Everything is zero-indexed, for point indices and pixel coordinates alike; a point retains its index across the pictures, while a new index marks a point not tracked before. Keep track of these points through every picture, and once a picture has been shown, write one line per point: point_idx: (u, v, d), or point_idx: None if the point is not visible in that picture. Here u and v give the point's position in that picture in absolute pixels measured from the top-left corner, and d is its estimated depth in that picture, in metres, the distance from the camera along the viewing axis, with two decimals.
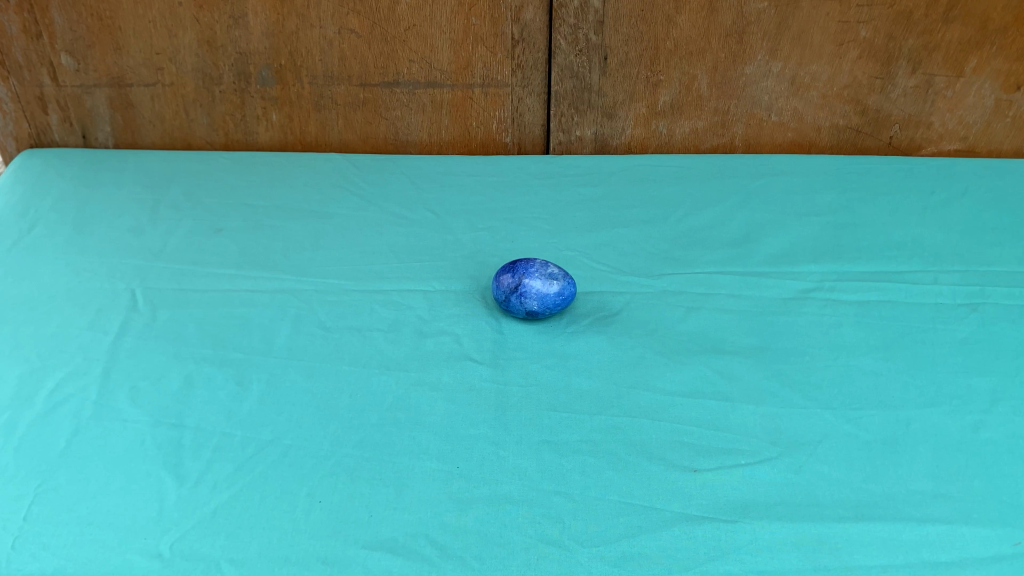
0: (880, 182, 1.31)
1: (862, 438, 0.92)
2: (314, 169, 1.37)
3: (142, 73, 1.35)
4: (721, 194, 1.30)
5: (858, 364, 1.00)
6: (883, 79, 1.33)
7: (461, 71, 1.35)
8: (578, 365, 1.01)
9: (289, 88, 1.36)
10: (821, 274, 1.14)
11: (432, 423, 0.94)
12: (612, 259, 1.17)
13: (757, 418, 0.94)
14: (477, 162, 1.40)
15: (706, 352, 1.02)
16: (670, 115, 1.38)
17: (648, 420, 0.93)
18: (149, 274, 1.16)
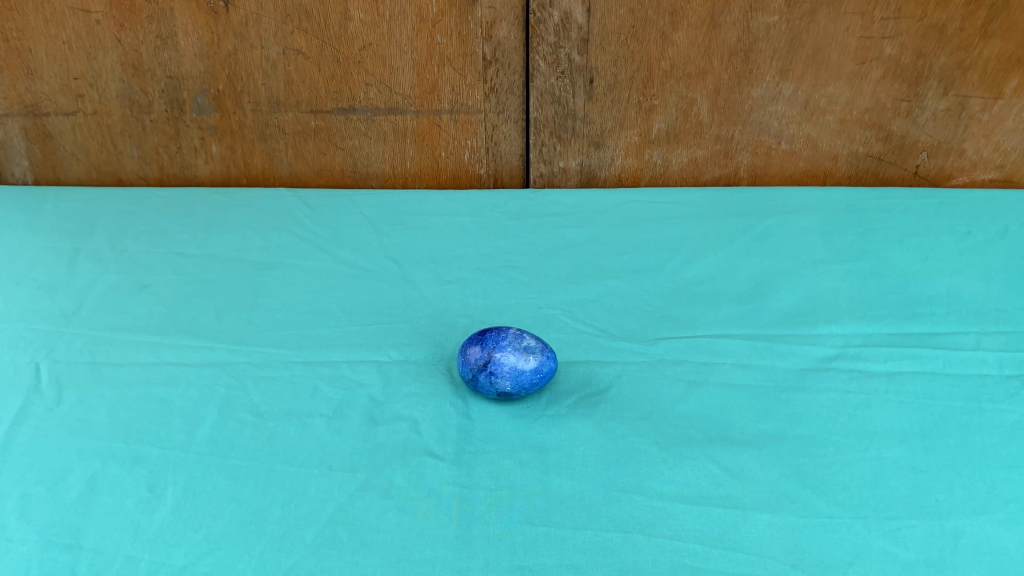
0: (906, 221, 1.15)
1: (902, 557, 0.74)
2: (258, 211, 1.23)
3: (59, 100, 1.25)
4: (726, 237, 1.14)
5: (893, 457, 0.84)
6: (910, 101, 1.17)
7: (425, 95, 1.21)
8: (559, 461, 0.84)
9: (229, 116, 1.25)
10: (844, 338, 0.97)
11: (380, 542, 0.77)
12: (600, 319, 1.01)
13: (774, 530, 0.77)
14: (447, 199, 1.24)
15: (711, 442, 0.85)
16: (666, 144, 1.23)
17: (642, 537, 0.76)
18: (59, 342, 0.98)
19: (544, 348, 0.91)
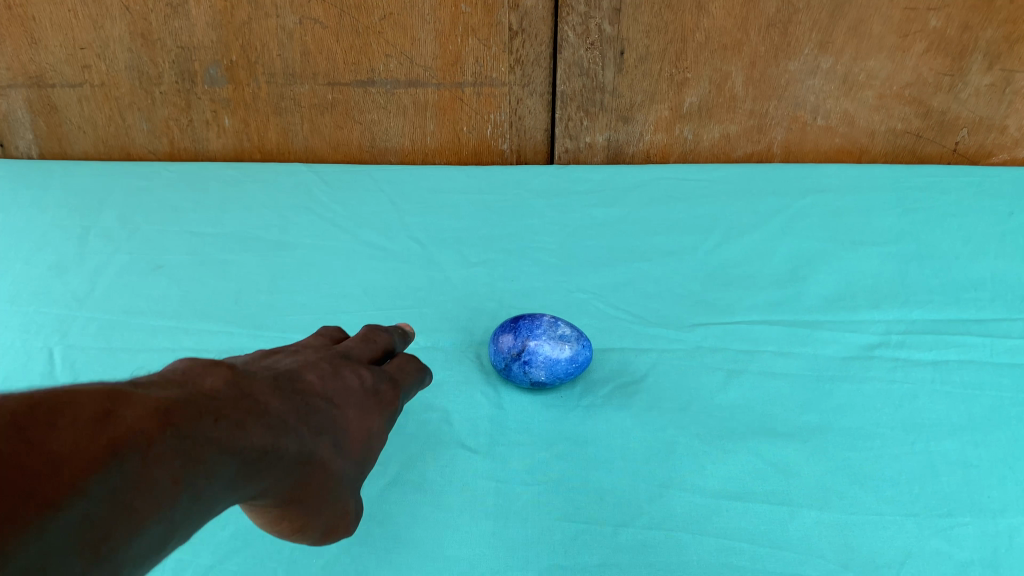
0: (945, 201, 1.11)
1: (956, 557, 0.71)
2: (274, 187, 1.19)
3: (65, 71, 1.22)
4: (761, 217, 1.10)
5: (942, 451, 0.81)
6: (953, 76, 1.14)
7: (448, 67, 1.18)
8: (598, 454, 0.81)
9: (242, 88, 1.21)
10: (887, 325, 0.94)
11: (414, 539, 0.74)
12: (634, 304, 0.98)
13: (823, 528, 0.74)
14: (468, 175, 1.20)
15: (754, 435, 0.82)
16: (698, 118, 1.20)
17: (686, 534, 0.74)
18: (71, 327, 0.94)
19: (578, 335, 0.88)
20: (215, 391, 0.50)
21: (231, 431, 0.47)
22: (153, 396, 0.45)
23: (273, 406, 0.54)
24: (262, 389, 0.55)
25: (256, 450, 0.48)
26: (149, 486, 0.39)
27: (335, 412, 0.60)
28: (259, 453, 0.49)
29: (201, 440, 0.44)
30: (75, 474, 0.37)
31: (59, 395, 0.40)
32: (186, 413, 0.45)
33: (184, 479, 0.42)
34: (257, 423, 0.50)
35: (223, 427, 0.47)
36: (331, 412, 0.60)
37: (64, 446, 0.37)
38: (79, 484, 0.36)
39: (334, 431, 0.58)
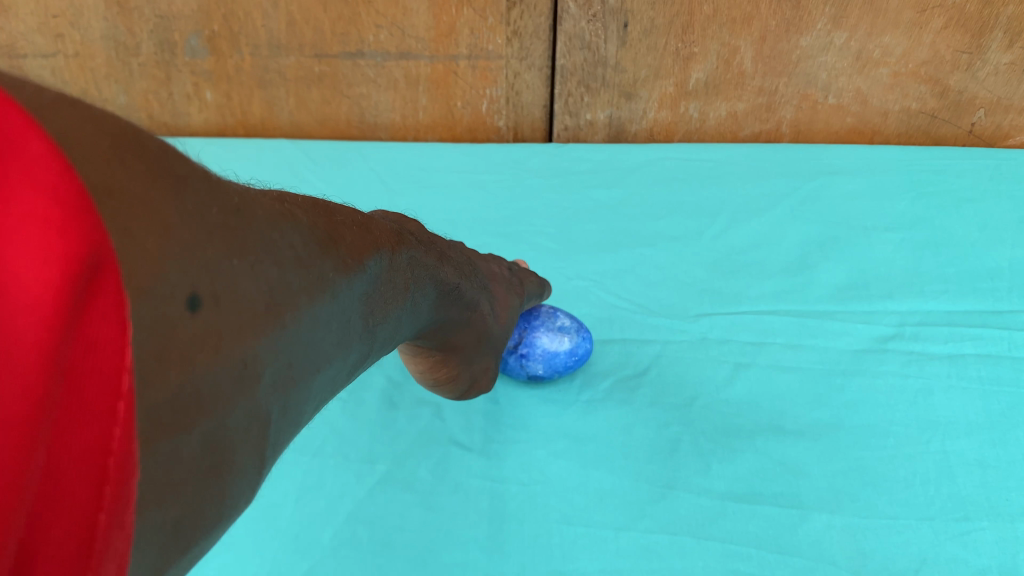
0: (961, 185, 1.07)
1: (973, 564, 0.68)
2: (259, 164, 1.13)
3: (37, 40, 1.17)
4: (768, 199, 1.06)
5: (959, 451, 0.76)
6: (971, 54, 1.09)
7: (442, 39, 1.12)
8: (597, 452, 0.77)
9: (225, 60, 1.16)
10: (901, 316, 0.89)
11: (404, 542, 0.71)
12: (636, 293, 0.94)
13: (835, 532, 0.70)
14: (463, 153, 1.15)
15: (762, 433, 0.78)
16: (704, 95, 1.15)
17: (691, 539, 0.70)
18: None
19: (577, 326, 0.83)
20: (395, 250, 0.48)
21: (386, 307, 0.46)
22: (358, 240, 0.43)
23: (422, 289, 0.53)
24: (420, 257, 0.53)
25: (393, 324, 0.48)
26: (336, 347, 0.38)
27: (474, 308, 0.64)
28: (390, 334, 0.48)
29: (369, 317, 0.43)
30: (310, 324, 0.34)
31: (303, 265, 0.35)
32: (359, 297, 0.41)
33: (349, 355, 0.41)
34: (404, 299, 0.49)
35: (383, 301, 0.45)
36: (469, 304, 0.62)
37: (313, 291, 0.35)
38: (307, 328, 0.34)
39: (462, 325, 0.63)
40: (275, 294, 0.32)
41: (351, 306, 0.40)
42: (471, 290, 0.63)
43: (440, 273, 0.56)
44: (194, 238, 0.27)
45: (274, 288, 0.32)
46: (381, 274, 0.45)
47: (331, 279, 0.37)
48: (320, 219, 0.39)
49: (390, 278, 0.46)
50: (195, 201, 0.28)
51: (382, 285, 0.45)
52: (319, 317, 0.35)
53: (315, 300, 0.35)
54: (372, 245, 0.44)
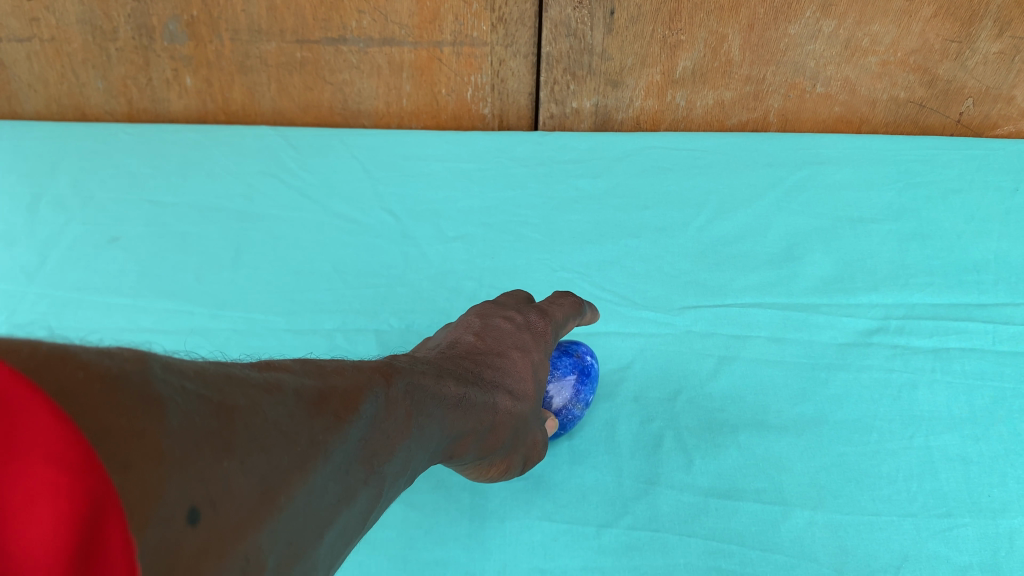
0: (948, 176, 1.06)
1: (954, 561, 0.68)
2: (240, 151, 1.12)
3: (12, 24, 1.15)
4: (755, 190, 1.05)
5: (941, 446, 0.76)
6: (960, 43, 1.08)
7: (426, 25, 1.11)
8: (580, 447, 0.77)
9: (204, 45, 1.15)
10: (886, 309, 0.89)
11: (385, 540, 0.70)
12: (621, 285, 0.93)
13: (816, 529, 0.70)
14: (447, 141, 1.13)
15: (745, 428, 0.78)
16: (691, 84, 1.14)
17: (673, 536, 0.70)
18: (20, 303, 0.89)
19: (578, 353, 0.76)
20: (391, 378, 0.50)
21: (395, 441, 0.47)
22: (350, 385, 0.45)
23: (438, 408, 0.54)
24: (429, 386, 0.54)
25: (409, 452, 0.49)
26: (333, 498, 0.40)
27: (511, 391, 0.63)
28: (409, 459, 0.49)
29: (373, 453, 0.45)
30: (300, 490, 0.36)
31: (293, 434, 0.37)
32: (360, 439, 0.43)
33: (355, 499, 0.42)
34: (418, 424, 0.50)
35: (390, 437, 0.47)
36: (504, 394, 0.62)
37: (295, 456, 0.37)
38: (301, 499, 0.36)
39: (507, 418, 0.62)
40: (268, 481, 0.34)
41: (347, 456, 0.42)
42: (499, 380, 0.62)
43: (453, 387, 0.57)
44: (186, 459, 0.29)
45: (264, 476, 0.34)
46: (384, 413, 0.47)
47: (320, 440, 0.39)
48: (303, 385, 0.41)
49: (394, 414, 0.48)
50: (185, 423, 0.30)
51: (386, 421, 0.47)
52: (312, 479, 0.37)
53: (301, 466, 0.37)
54: (368, 390, 0.46)
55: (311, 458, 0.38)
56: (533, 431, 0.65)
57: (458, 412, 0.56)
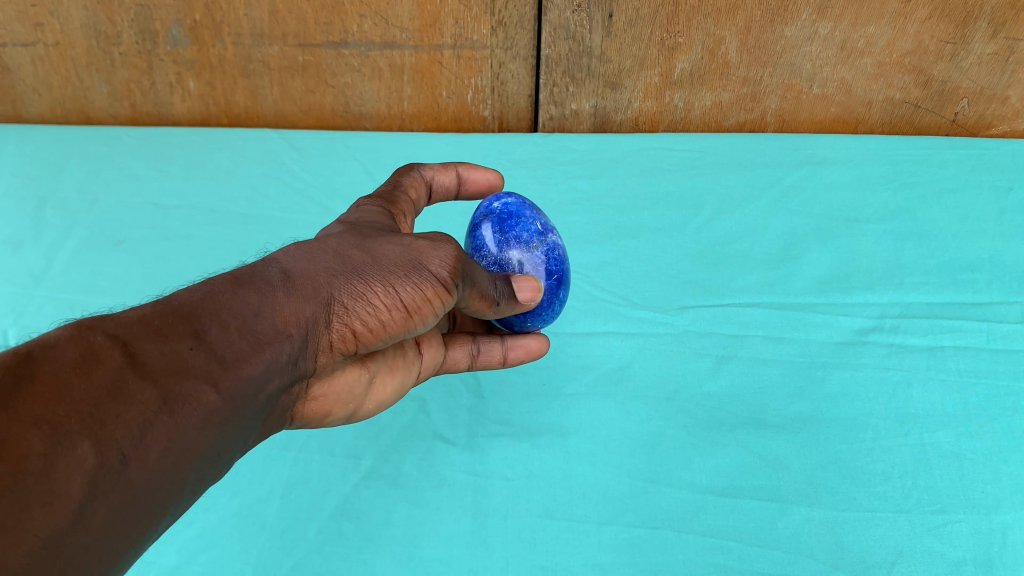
0: (943, 175, 1.08)
1: (949, 557, 0.69)
2: (243, 153, 1.13)
3: (16, 30, 1.16)
4: (752, 190, 1.06)
5: (936, 443, 0.77)
6: (955, 44, 1.09)
7: (426, 29, 1.12)
8: (580, 446, 0.78)
9: (207, 49, 1.16)
10: (881, 308, 0.90)
11: (390, 538, 0.72)
12: (620, 285, 0.95)
13: (813, 525, 0.71)
14: (448, 143, 1.14)
15: (742, 426, 0.79)
16: (689, 86, 1.16)
17: (672, 532, 0.71)
18: (27, 306, 0.90)
19: (484, 227, 0.70)
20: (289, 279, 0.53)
21: (247, 331, 0.49)
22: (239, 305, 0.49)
23: (295, 285, 0.52)
24: (272, 270, 0.53)
25: (276, 345, 0.51)
26: (191, 412, 0.44)
27: (362, 240, 0.58)
28: (283, 346, 0.51)
29: (226, 350, 0.47)
30: (146, 445, 0.41)
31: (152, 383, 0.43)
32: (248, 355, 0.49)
33: (223, 395, 0.46)
34: (267, 314, 0.50)
35: (241, 332, 0.49)
36: (359, 245, 0.57)
37: (129, 420, 0.41)
38: (145, 448, 0.41)
39: (388, 258, 0.56)
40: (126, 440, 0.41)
41: (188, 372, 0.45)
42: (339, 236, 0.58)
43: (304, 263, 0.54)
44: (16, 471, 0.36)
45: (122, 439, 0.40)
46: (210, 312, 0.48)
47: (139, 384, 0.42)
48: (100, 344, 0.43)
49: (229, 312, 0.48)
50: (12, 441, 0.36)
51: (217, 317, 0.48)
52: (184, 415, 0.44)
53: (137, 424, 0.41)
54: (187, 306, 0.47)
55: (145, 412, 0.42)
56: (425, 234, 0.57)
57: (323, 280, 0.54)
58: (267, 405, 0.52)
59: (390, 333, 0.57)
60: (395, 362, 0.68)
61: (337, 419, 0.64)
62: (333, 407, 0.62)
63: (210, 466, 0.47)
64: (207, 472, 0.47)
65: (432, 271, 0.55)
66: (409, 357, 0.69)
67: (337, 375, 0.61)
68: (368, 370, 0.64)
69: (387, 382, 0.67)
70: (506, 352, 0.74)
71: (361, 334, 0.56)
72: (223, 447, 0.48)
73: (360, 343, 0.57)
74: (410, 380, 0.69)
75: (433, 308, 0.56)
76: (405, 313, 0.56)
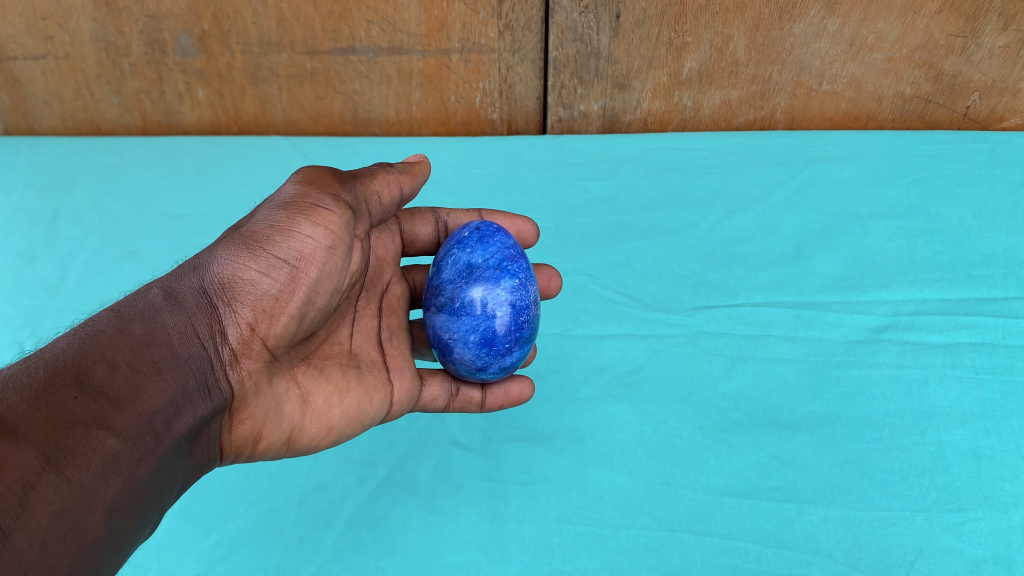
0: (956, 170, 1.07)
1: (968, 555, 0.68)
2: (253, 160, 1.13)
3: (26, 42, 1.19)
4: (763, 188, 1.06)
5: (953, 441, 0.77)
6: (965, 38, 1.09)
7: (433, 33, 1.12)
8: (596, 450, 0.78)
9: (216, 58, 1.17)
10: (896, 306, 0.90)
11: (408, 545, 0.72)
12: (632, 286, 0.94)
13: (830, 526, 0.71)
14: (457, 147, 1.15)
15: (758, 427, 0.79)
16: (698, 85, 1.16)
17: (690, 535, 0.71)
18: (43, 318, 0.91)
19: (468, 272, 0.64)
20: (166, 299, 0.57)
21: (137, 364, 0.51)
22: (114, 344, 0.51)
23: (176, 300, 0.57)
24: (153, 293, 0.57)
25: (172, 369, 0.53)
26: (83, 465, 0.44)
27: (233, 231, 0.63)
28: (181, 369, 0.54)
29: (115, 390, 0.48)
30: (32, 509, 0.40)
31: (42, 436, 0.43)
32: (139, 387, 0.50)
33: (123, 437, 0.47)
34: (156, 340, 0.54)
35: (131, 367, 0.50)
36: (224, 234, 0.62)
37: (10, 488, 0.40)
38: (38, 508, 0.40)
39: (261, 223, 0.60)
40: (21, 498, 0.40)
41: (75, 422, 0.45)
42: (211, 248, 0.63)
43: (184, 279, 0.58)
44: None
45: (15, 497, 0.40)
46: (90, 360, 0.49)
47: (24, 442, 0.42)
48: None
49: (111, 351, 0.50)
50: None
51: (101, 360, 0.49)
52: (81, 466, 0.44)
53: (18, 490, 0.40)
54: (63, 360, 0.48)
55: (26, 473, 0.41)
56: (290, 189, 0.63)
57: (201, 282, 0.58)
58: (187, 435, 0.53)
59: (288, 305, 0.60)
60: (343, 385, 0.65)
61: (273, 448, 0.62)
62: (264, 429, 0.61)
63: (131, 511, 0.47)
64: (128, 520, 0.46)
65: (304, 206, 0.60)
66: (368, 380, 0.67)
67: (258, 397, 0.60)
68: (301, 388, 0.63)
69: (334, 405, 0.64)
70: (486, 396, 0.73)
71: (261, 319, 0.60)
72: (141, 490, 0.47)
73: (268, 336, 0.60)
74: (368, 404, 0.66)
75: (321, 244, 0.60)
76: (292, 266, 0.59)
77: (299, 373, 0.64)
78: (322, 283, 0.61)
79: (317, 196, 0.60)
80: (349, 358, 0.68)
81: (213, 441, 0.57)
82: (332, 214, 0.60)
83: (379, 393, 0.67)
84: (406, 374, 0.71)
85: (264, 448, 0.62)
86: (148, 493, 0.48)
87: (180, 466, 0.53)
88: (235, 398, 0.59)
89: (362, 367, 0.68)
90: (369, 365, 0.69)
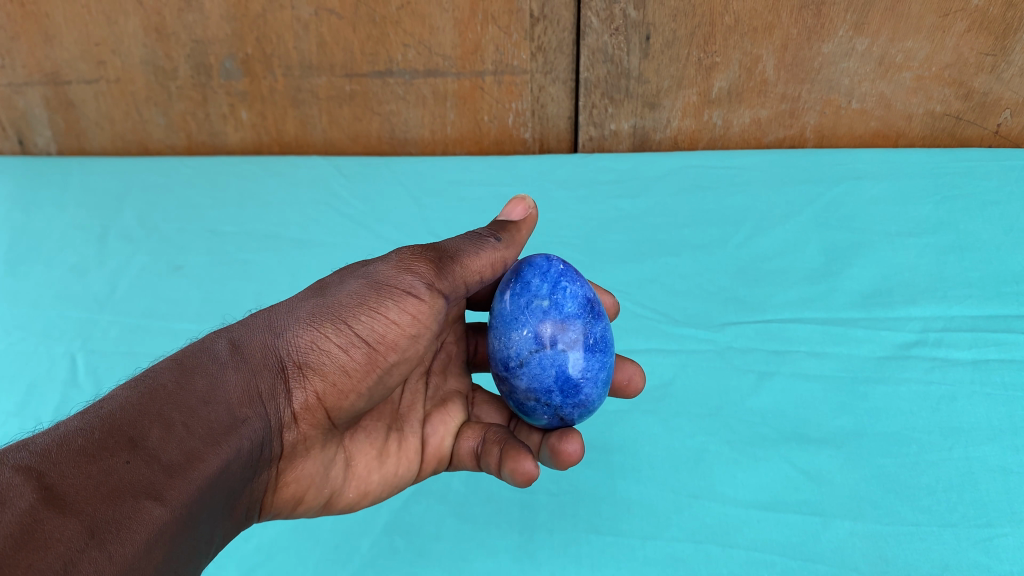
0: (988, 187, 1.07)
1: (996, 570, 0.68)
2: (293, 179, 1.18)
3: (80, 67, 1.26)
4: (792, 207, 1.07)
5: (981, 457, 0.77)
6: (995, 56, 1.10)
7: (468, 56, 1.16)
8: (624, 463, 0.80)
9: (259, 81, 1.22)
10: (925, 322, 0.90)
11: (440, 552, 0.74)
12: (662, 303, 0.96)
13: (856, 539, 0.71)
14: (490, 166, 1.17)
15: (785, 441, 0.80)
16: (727, 104, 1.18)
17: (716, 547, 0.72)
18: (93, 330, 0.95)
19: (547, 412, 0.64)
20: (237, 359, 0.56)
21: (194, 425, 0.50)
22: (179, 409, 0.50)
23: (244, 358, 0.56)
24: (220, 347, 0.56)
25: (230, 433, 0.52)
26: (128, 539, 0.42)
27: (317, 291, 0.61)
28: (240, 431, 0.53)
29: (169, 455, 0.47)
30: None
31: (89, 509, 0.42)
32: (195, 457, 0.48)
33: (172, 506, 0.45)
34: (216, 399, 0.53)
35: (187, 428, 0.49)
36: (314, 295, 0.61)
37: (50, 566, 0.39)
38: None
39: (349, 296, 0.59)
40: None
41: (125, 491, 0.44)
42: (296, 296, 0.61)
43: (255, 335, 0.58)
44: None
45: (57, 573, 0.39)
46: (147, 419, 0.48)
47: (69, 517, 0.41)
48: (18, 482, 0.41)
49: (169, 408, 0.50)
50: None
51: (157, 420, 0.48)
52: (133, 540, 0.42)
53: (59, 569, 0.39)
54: (119, 419, 0.48)
55: (68, 550, 0.40)
56: (384, 261, 0.63)
57: (273, 344, 0.57)
58: (231, 496, 0.52)
59: (359, 383, 0.60)
60: (385, 449, 0.67)
61: (312, 509, 0.64)
62: (307, 493, 0.62)
63: None
64: None
65: (399, 288, 0.60)
66: (407, 445, 0.69)
67: (308, 459, 0.61)
68: (346, 451, 0.65)
69: (374, 471, 0.66)
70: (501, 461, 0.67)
71: (325, 395, 0.59)
72: (178, 563, 0.46)
73: (328, 409, 0.60)
74: (404, 471, 0.68)
75: (403, 330, 0.60)
76: (371, 347, 0.59)
77: (346, 438, 0.65)
78: (392, 367, 0.62)
79: (413, 278, 0.61)
80: (395, 421, 0.69)
81: (257, 502, 0.58)
82: (423, 300, 0.61)
83: (415, 456, 0.69)
84: (447, 426, 0.72)
85: (303, 507, 0.63)
86: (187, 564, 0.46)
87: (218, 530, 0.52)
88: (278, 461, 0.59)
89: (405, 429, 0.70)
90: (410, 425, 0.70)
